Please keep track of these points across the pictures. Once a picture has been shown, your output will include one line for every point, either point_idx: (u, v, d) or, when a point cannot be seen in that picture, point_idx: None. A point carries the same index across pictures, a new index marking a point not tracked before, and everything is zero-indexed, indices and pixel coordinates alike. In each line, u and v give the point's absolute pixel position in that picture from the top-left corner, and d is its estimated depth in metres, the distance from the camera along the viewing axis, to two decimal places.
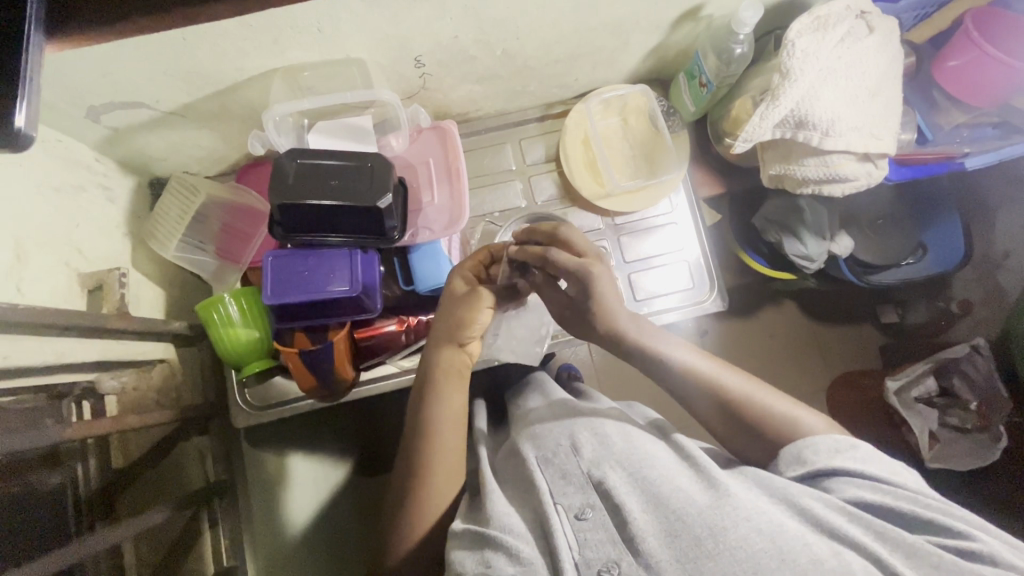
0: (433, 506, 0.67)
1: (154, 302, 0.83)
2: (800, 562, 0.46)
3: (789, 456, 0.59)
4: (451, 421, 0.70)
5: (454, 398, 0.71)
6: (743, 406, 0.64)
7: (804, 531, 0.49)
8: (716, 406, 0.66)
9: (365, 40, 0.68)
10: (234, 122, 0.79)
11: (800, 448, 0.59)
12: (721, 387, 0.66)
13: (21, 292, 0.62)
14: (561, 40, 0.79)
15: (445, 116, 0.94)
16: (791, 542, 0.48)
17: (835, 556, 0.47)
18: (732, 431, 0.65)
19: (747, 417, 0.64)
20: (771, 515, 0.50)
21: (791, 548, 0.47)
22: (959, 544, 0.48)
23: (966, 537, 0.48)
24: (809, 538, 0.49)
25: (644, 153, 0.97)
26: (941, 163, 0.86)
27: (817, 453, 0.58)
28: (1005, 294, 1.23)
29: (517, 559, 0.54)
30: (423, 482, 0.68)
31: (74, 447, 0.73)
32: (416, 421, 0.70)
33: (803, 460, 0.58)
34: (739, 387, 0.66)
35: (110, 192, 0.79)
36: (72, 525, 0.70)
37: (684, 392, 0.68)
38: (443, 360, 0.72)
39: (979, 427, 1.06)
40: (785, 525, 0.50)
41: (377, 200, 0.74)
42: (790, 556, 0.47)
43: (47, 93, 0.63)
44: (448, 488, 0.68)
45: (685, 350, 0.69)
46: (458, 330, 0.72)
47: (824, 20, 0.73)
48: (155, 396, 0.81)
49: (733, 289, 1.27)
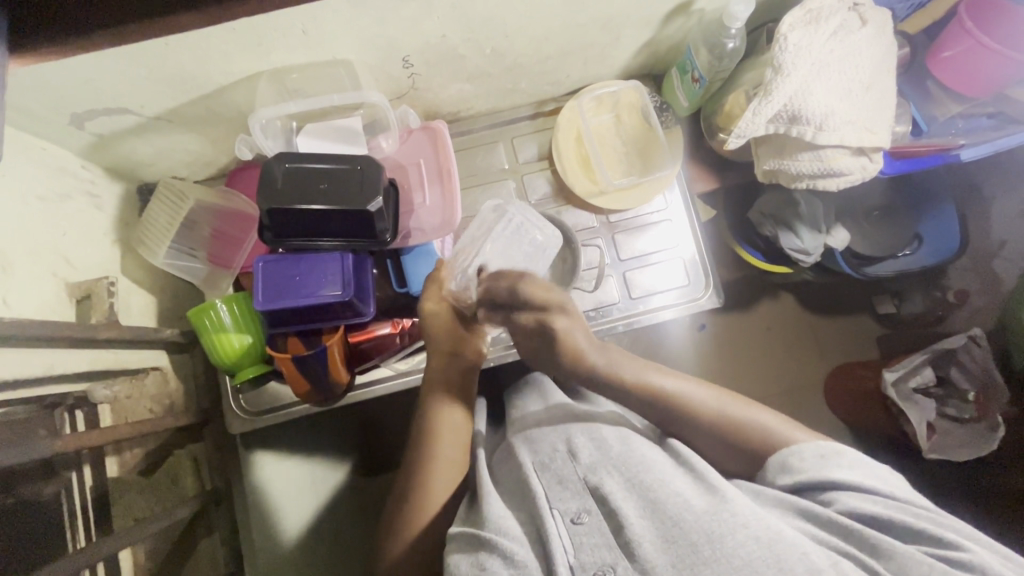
0: (434, 501, 0.68)
1: (143, 309, 0.83)
2: (795, 570, 0.46)
3: (776, 464, 0.60)
4: (455, 433, 0.72)
5: (453, 412, 0.73)
6: (743, 429, 0.64)
7: (802, 540, 0.49)
8: (715, 433, 0.65)
9: (351, 41, 0.67)
10: (222, 126, 0.78)
11: (786, 456, 0.59)
12: (703, 412, 0.66)
13: (8, 305, 0.61)
14: (550, 37, 0.78)
15: (436, 115, 0.93)
16: (789, 551, 0.47)
17: (833, 565, 0.47)
18: (719, 448, 0.65)
19: (735, 438, 0.64)
20: (769, 522, 0.50)
21: (788, 556, 0.47)
22: (948, 553, 0.48)
23: (955, 547, 0.48)
24: (805, 546, 0.48)
25: (637, 150, 0.96)
26: (936, 156, 0.85)
27: (802, 460, 0.58)
28: (1001, 283, 1.22)
29: (510, 561, 0.53)
30: (427, 474, 0.69)
31: (68, 457, 0.71)
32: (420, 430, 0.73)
33: (789, 468, 0.58)
34: (722, 405, 0.66)
35: (97, 200, 0.78)
36: (70, 534, 0.69)
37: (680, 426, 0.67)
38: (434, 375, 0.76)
39: (975, 416, 1.06)
40: (781, 531, 0.49)
41: (367, 202, 0.73)
42: (786, 564, 0.46)
43: (29, 102, 0.62)
44: (448, 484, 0.69)
45: (676, 380, 0.70)
46: (428, 338, 0.77)
47: (816, 13, 0.72)
48: (148, 403, 0.81)
49: (730, 282, 1.27)
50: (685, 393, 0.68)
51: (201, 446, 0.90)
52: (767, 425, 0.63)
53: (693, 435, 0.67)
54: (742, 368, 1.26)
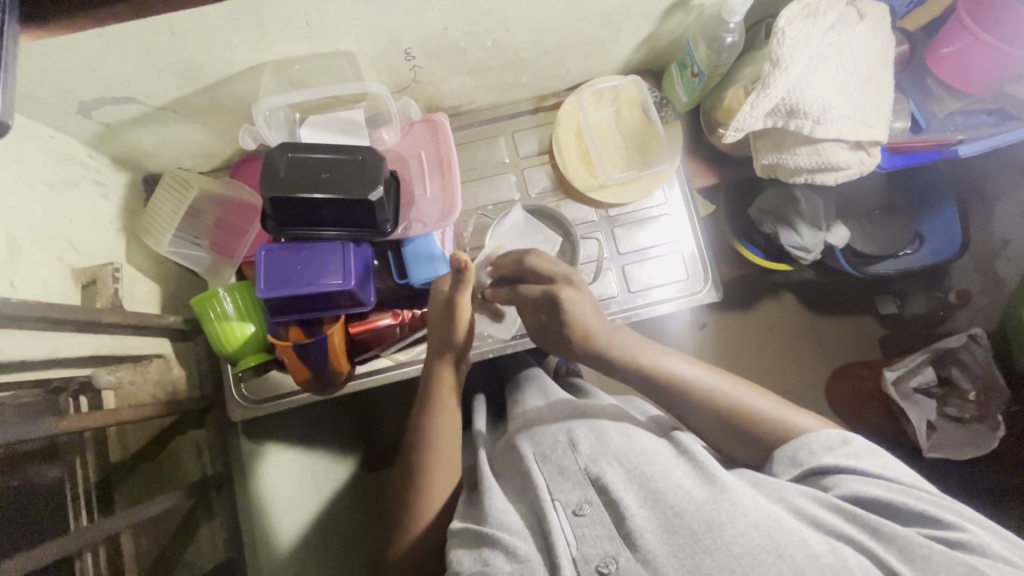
0: (434, 501, 0.68)
1: (148, 297, 0.84)
2: (796, 556, 0.46)
3: (783, 457, 0.59)
4: (449, 431, 0.71)
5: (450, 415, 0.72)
6: (746, 418, 0.64)
7: (800, 527, 0.49)
8: (717, 420, 0.65)
9: (354, 32, 0.68)
10: (227, 117, 0.79)
11: (795, 449, 0.59)
12: (713, 399, 0.66)
13: (14, 286, 0.62)
14: (551, 31, 0.79)
15: (438, 109, 0.94)
16: (789, 538, 0.48)
17: (831, 550, 0.47)
18: (727, 439, 0.65)
19: (742, 426, 0.64)
20: (769, 510, 0.50)
21: (788, 543, 0.47)
22: (947, 534, 0.49)
23: (954, 528, 0.49)
24: (805, 533, 0.49)
25: (637, 145, 0.96)
26: (934, 150, 0.87)
27: (812, 452, 0.58)
28: (1003, 282, 1.22)
29: (513, 556, 0.54)
30: (426, 475, 0.69)
31: (73, 441, 0.74)
32: (416, 436, 0.71)
33: (799, 462, 0.58)
34: (727, 391, 0.66)
35: (103, 188, 0.79)
36: (74, 513, 0.72)
37: (687, 412, 0.67)
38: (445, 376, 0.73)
39: (977, 416, 1.05)
40: (781, 519, 0.50)
41: (368, 192, 0.74)
42: (786, 551, 0.47)
43: (37, 90, 0.64)
44: (447, 485, 0.69)
45: (680, 364, 0.69)
46: (451, 350, 0.73)
47: (813, 9, 0.73)
48: (151, 389, 0.82)
49: (732, 280, 1.27)
50: (687, 375, 0.68)
51: (204, 432, 0.90)
52: (771, 414, 0.63)
53: (694, 420, 0.67)
54: (743, 366, 1.26)
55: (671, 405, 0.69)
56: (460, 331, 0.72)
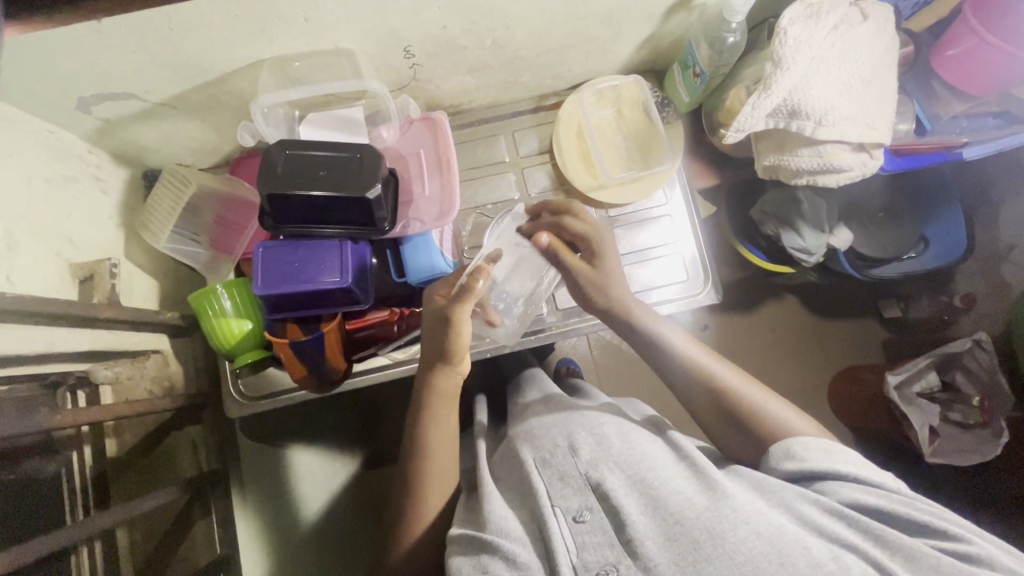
0: (430, 506, 0.68)
1: (146, 293, 0.84)
2: (798, 565, 0.46)
3: (777, 451, 0.58)
4: (446, 438, 0.71)
5: (450, 423, 0.72)
6: (745, 411, 0.64)
7: (802, 534, 0.49)
8: (718, 412, 0.66)
9: (352, 30, 0.68)
10: (226, 114, 0.79)
11: (789, 444, 0.58)
12: (714, 380, 0.67)
13: (11, 281, 0.62)
14: (551, 30, 0.78)
15: (437, 108, 0.94)
16: (791, 546, 0.47)
17: (834, 559, 0.47)
18: (722, 428, 0.65)
19: (743, 420, 0.64)
20: (770, 517, 0.50)
21: (790, 550, 0.47)
22: (953, 546, 0.48)
23: (961, 540, 0.48)
24: (807, 540, 0.48)
25: (638, 145, 0.96)
26: (939, 154, 0.85)
27: (806, 449, 0.57)
28: (1009, 287, 1.20)
29: (512, 564, 0.54)
30: (423, 481, 0.69)
31: (68, 436, 0.73)
32: (415, 443, 0.71)
33: (792, 456, 0.57)
34: (733, 381, 0.67)
35: (102, 183, 0.79)
36: (69, 510, 0.71)
37: (690, 395, 0.69)
38: (437, 381, 0.72)
39: (980, 422, 1.04)
40: (783, 527, 0.49)
41: (366, 189, 0.74)
42: (788, 560, 0.46)
43: (37, 86, 0.64)
44: (444, 490, 0.69)
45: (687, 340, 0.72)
46: (446, 353, 0.71)
47: (816, 9, 0.72)
48: (148, 384, 0.82)
49: (733, 282, 1.26)
50: (695, 356, 0.70)
51: (199, 429, 0.91)
52: (778, 417, 0.62)
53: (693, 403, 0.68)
54: (744, 370, 1.25)
55: (681, 391, 0.70)
56: (457, 334, 0.70)
